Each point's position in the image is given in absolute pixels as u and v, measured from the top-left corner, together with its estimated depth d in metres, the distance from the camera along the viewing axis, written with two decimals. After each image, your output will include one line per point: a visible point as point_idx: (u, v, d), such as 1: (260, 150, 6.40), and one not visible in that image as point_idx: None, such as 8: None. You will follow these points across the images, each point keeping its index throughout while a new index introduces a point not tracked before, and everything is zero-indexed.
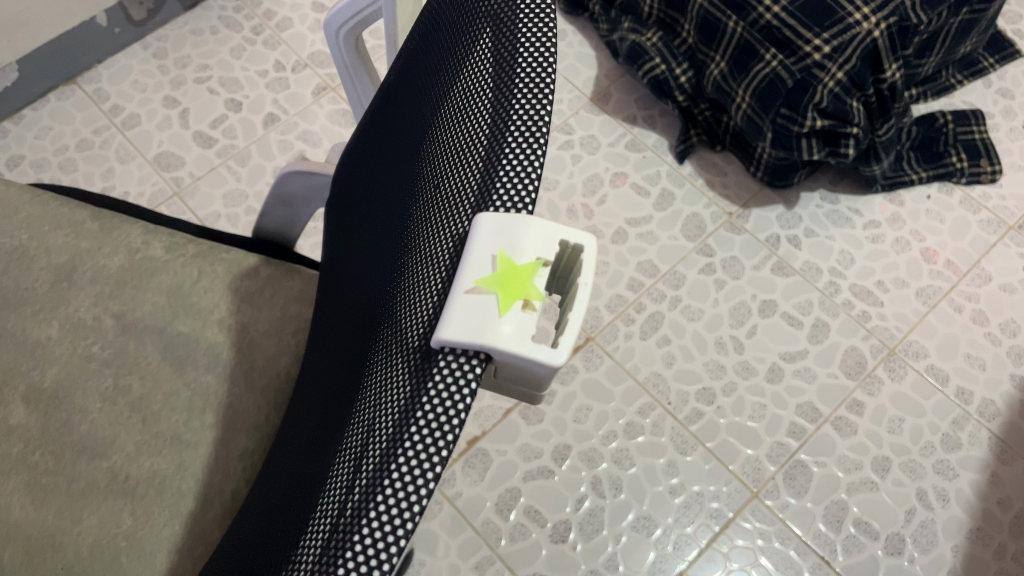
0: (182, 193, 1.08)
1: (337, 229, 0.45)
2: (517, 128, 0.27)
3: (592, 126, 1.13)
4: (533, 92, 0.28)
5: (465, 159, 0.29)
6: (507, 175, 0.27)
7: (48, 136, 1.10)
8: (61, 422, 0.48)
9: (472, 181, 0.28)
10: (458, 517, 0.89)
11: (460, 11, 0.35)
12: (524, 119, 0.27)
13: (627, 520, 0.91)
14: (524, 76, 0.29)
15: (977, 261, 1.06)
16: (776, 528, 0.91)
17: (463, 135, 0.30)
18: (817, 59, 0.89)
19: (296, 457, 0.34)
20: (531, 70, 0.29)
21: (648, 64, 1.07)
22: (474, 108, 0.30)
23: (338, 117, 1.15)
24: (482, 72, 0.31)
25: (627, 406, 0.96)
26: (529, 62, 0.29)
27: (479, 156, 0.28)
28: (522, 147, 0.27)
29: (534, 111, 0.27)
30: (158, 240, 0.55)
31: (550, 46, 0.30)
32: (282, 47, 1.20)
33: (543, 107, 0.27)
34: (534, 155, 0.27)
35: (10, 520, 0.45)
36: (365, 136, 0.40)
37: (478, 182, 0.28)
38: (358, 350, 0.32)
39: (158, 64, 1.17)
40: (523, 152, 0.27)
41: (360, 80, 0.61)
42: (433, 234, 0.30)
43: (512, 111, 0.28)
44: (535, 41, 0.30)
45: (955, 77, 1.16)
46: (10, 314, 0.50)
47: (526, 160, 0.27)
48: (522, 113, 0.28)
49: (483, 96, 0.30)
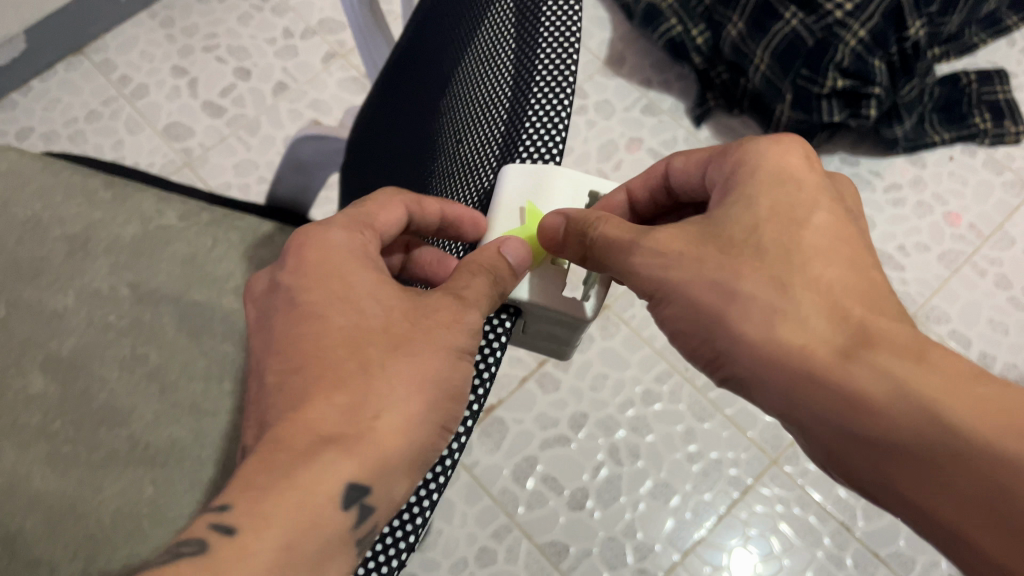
0: (192, 164, 1.07)
1: None
2: (544, 112, 0.40)
3: (607, 91, 1.11)
4: (558, 85, 0.40)
5: (499, 122, 0.42)
6: (535, 145, 0.41)
7: (57, 108, 1.09)
8: (80, 391, 0.47)
9: (499, 139, 0.41)
10: (474, 485, 0.90)
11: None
12: (549, 107, 0.40)
13: (645, 487, 0.90)
14: (551, 73, 0.41)
15: (1001, 225, 1.04)
16: (796, 494, 0.90)
17: (495, 100, 0.42)
18: (839, 16, 0.92)
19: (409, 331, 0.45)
20: (556, 68, 0.41)
21: (664, 26, 1.05)
22: (506, 82, 0.42)
23: (349, 85, 1.13)
24: (515, 58, 0.42)
25: (644, 374, 0.96)
26: (555, 63, 0.41)
27: (511, 124, 0.41)
28: (545, 126, 0.41)
29: (557, 103, 0.40)
30: (172, 209, 0.54)
31: (572, 38, 0.42)
32: (291, 14, 1.18)
33: (563, 100, 0.40)
34: (554, 134, 0.41)
35: (32, 489, 0.44)
36: None
37: (510, 144, 0.41)
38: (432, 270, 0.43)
39: (166, 33, 1.16)
40: (553, 128, 0.41)
41: (374, 37, 0.61)
42: (473, 177, 0.44)
43: (536, 100, 0.41)
44: (559, 48, 0.41)
45: (978, 37, 1.12)
46: (25, 285, 0.50)
47: (550, 135, 0.41)
48: (551, 95, 0.40)
49: (514, 75, 0.42)
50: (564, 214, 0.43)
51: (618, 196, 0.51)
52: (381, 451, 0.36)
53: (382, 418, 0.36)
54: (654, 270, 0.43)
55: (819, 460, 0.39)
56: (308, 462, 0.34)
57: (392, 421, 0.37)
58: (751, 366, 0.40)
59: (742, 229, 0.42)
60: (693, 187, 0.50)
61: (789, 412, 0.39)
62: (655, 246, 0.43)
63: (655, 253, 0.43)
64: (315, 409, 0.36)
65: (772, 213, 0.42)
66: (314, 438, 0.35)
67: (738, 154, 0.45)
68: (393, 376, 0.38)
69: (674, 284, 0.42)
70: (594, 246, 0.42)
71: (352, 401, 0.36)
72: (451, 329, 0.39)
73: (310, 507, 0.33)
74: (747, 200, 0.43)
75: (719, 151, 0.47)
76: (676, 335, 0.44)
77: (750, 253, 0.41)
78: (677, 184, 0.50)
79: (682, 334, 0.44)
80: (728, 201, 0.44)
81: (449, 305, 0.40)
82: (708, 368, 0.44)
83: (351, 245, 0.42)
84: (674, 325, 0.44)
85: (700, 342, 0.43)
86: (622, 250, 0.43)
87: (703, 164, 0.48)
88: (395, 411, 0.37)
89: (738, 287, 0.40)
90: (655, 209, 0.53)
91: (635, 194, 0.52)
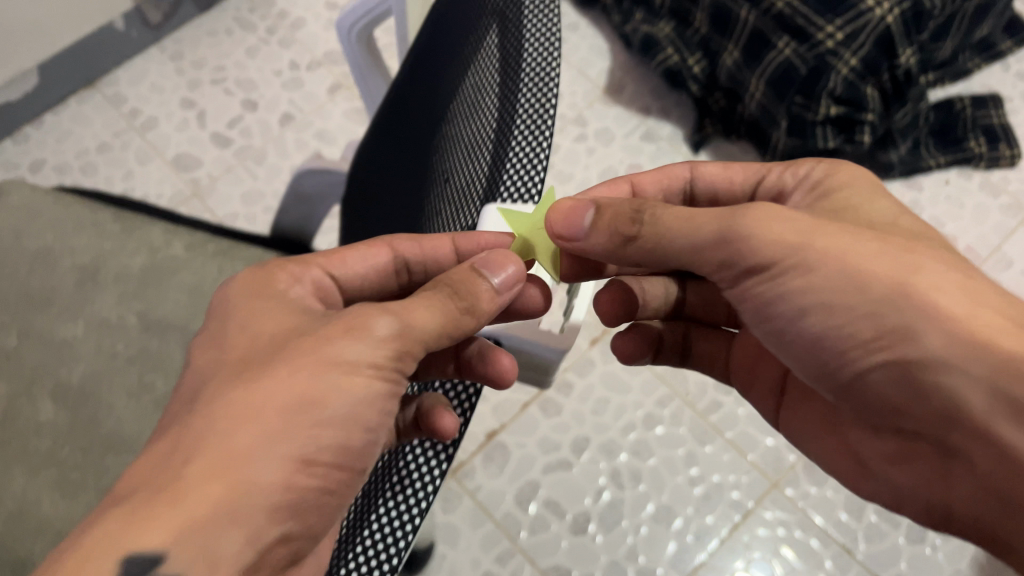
0: (200, 193, 1.09)
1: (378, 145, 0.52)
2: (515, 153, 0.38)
3: (607, 119, 1.13)
4: (533, 131, 0.38)
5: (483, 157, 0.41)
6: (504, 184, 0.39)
7: (69, 140, 1.12)
8: (89, 419, 0.50)
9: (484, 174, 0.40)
10: (478, 510, 0.90)
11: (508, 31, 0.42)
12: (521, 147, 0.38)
13: (647, 511, 0.91)
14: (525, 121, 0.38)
15: (998, 247, 1.05)
16: (798, 517, 0.90)
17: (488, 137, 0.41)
18: (830, 46, 0.92)
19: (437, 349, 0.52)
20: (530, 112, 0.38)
21: (661, 54, 1.09)
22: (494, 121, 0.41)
23: (354, 115, 1.15)
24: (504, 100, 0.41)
25: (645, 398, 0.97)
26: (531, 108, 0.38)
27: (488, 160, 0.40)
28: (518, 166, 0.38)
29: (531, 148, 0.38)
30: (178, 239, 0.56)
31: (554, 70, 0.39)
32: (296, 47, 1.21)
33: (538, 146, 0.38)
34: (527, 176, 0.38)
35: (43, 513, 0.47)
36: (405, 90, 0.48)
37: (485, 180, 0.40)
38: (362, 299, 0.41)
39: (176, 66, 1.19)
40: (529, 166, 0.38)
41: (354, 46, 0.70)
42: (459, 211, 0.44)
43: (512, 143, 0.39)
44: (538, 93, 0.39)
45: (972, 62, 1.14)
46: (37, 315, 0.53)
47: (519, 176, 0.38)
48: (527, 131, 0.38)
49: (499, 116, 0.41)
50: (594, 203, 0.45)
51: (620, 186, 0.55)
52: (183, 495, 0.32)
53: (190, 463, 0.33)
54: (773, 230, 0.41)
55: (995, 471, 0.37)
56: (139, 492, 0.32)
57: (255, 434, 0.34)
58: (947, 337, 0.38)
59: (881, 216, 0.44)
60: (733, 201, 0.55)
61: (981, 414, 0.37)
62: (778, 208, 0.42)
63: (778, 215, 0.41)
64: (135, 467, 0.34)
65: (900, 210, 0.45)
66: (120, 498, 0.32)
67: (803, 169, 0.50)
68: (218, 407, 0.35)
69: (801, 254, 0.41)
70: (644, 226, 0.43)
71: (170, 450, 0.34)
72: (341, 345, 0.38)
73: (120, 553, 0.30)
74: (871, 195, 0.46)
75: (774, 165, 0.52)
76: (816, 313, 0.42)
77: (906, 234, 0.42)
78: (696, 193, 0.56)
79: (825, 314, 0.41)
80: (841, 193, 0.47)
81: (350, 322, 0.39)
82: (862, 351, 0.41)
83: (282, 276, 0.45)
84: (807, 301, 0.41)
85: (865, 318, 0.40)
86: (695, 223, 0.43)
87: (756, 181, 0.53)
88: (261, 423, 0.35)
89: (919, 259, 0.40)
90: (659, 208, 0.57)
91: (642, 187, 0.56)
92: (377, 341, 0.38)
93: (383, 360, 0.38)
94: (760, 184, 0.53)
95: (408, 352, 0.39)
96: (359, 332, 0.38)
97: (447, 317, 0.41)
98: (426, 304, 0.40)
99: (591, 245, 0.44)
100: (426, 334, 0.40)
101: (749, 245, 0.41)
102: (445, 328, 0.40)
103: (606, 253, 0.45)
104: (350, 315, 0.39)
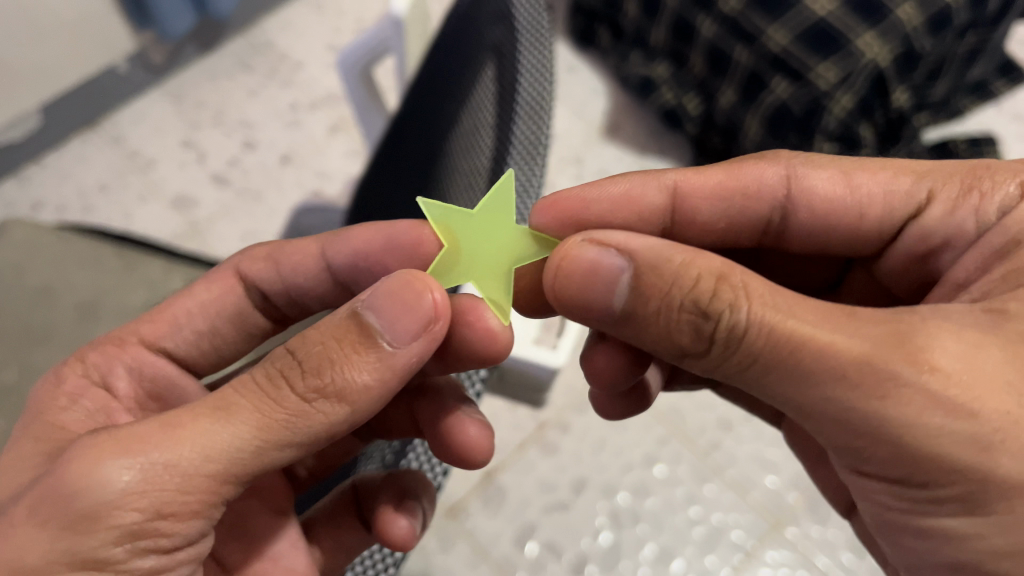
0: (200, 233, 1.09)
1: (393, 146, 0.68)
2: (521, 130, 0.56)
3: (605, 160, 1.14)
4: (535, 121, 0.56)
5: (489, 137, 0.59)
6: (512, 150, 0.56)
7: (70, 181, 1.13)
8: None
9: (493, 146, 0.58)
10: (475, 552, 0.89)
11: (500, 52, 0.60)
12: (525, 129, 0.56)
13: (647, 553, 0.89)
14: (525, 112, 0.56)
15: None
16: (800, 558, 0.88)
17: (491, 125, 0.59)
18: (827, 90, 0.93)
19: (399, 425, 0.65)
20: (529, 110, 0.56)
21: (659, 97, 1.12)
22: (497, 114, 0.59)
23: (353, 156, 1.17)
24: (501, 97, 0.59)
25: (644, 437, 0.96)
26: (529, 106, 0.57)
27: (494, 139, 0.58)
28: (525, 137, 0.56)
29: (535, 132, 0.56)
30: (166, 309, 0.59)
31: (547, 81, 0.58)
32: (297, 88, 1.22)
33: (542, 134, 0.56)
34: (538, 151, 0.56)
35: None
36: (431, 98, 0.64)
37: (494, 148, 0.58)
38: (78, 448, 0.41)
39: (177, 108, 1.20)
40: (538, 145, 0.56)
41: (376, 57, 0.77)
42: (464, 183, 0.60)
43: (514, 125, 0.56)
44: (536, 97, 0.57)
45: (965, 103, 1.15)
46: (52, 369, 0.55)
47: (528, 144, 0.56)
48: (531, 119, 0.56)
49: (500, 109, 0.58)
50: (624, 270, 0.45)
51: (651, 187, 0.59)
52: None
53: None
54: (937, 422, 0.40)
55: None
56: None
57: None
58: None
59: None
60: (861, 231, 0.57)
61: None
62: (949, 399, 0.40)
63: (935, 400, 0.40)
64: None
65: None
66: None
67: (994, 205, 0.51)
68: None
69: (980, 474, 0.40)
70: (716, 327, 0.42)
71: None
72: (31, 547, 0.38)
73: None
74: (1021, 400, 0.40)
75: (949, 180, 0.53)
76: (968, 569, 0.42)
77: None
78: (792, 217, 0.58)
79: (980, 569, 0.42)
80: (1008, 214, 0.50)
81: (60, 495, 0.39)
82: None
83: (69, 392, 0.52)
84: (974, 508, 0.41)
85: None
86: (844, 378, 0.40)
87: (909, 211, 0.55)
88: None
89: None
90: (717, 231, 0.60)
91: (684, 193, 0.59)
92: (106, 518, 0.39)
93: (97, 556, 0.39)
94: (920, 213, 0.54)
95: (157, 507, 0.40)
96: (65, 524, 0.38)
97: (250, 431, 0.42)
98: (202, 433, 0.41)
99: (604, 309, 0.46)
100: (176, 474, 0.40)
101: (918, 439, 0.40)
102: (220, 453, 0.41)
103: (611, 323, 0.48)
104: (58, 486, 0.39)
